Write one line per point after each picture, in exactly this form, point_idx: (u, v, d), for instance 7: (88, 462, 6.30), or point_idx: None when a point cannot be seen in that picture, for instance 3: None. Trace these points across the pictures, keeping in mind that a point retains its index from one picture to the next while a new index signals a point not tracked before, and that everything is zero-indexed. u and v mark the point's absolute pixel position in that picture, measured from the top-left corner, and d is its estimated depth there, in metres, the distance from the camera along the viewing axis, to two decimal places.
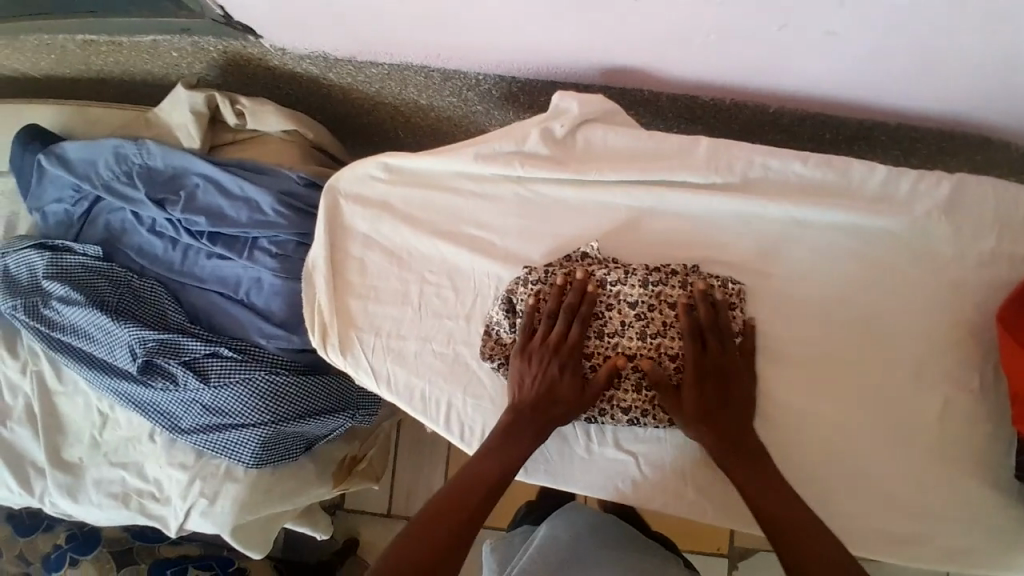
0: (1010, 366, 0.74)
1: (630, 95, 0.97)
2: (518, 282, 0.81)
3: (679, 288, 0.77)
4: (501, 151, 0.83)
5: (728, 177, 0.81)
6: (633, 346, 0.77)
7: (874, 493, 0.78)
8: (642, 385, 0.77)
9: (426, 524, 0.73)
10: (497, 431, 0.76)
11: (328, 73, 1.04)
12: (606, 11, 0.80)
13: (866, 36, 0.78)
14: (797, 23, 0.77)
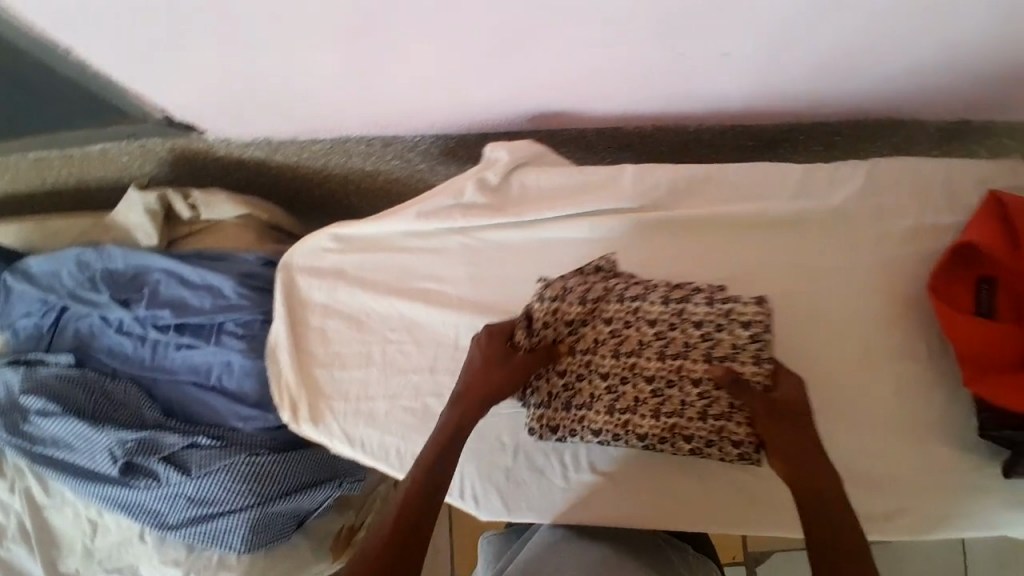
0: (949, 330, 0.77)
1: (558, 135, 1.01)
2: (536, 299, 0.78)
3: (704, 306, 0.76)
4: (441, 207, 0.86)
5: (656, 198, 0.86)
6: (652, 367, 0.76)
7: (848, 479, 0.79)
8: (662, 413, 0.76)
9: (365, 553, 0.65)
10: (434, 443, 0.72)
11: (274, 155, 1.08)
12: (515, 62, 0.85)
13: (758, 46, 0.84)
14: (692, 47, 0.83)
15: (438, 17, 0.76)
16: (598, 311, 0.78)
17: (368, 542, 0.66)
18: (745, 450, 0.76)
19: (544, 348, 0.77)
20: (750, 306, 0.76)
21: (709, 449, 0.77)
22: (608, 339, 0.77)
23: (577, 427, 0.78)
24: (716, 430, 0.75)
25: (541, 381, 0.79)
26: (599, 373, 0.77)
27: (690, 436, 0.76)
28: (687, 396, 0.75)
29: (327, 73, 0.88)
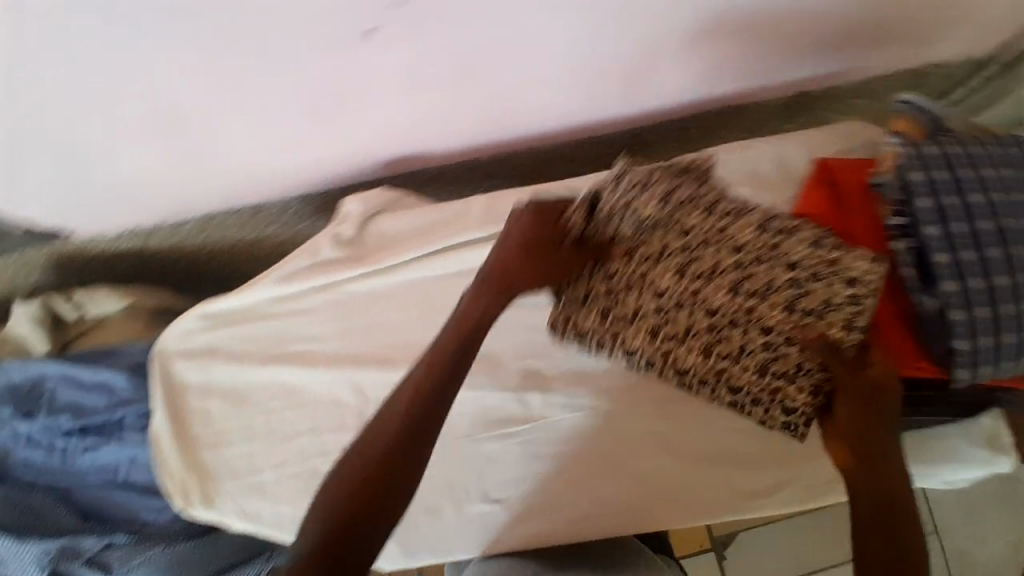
0: None
1: (417, 176, 1.02)
2: (607, 181, 0.71)
3: (806, 248, 0.71)
4: (298, 268, 0.88)
5: (506, 223, 0.88)
6: (721, 297, 0.74)
7: (725, 465, 0.84)
8: (712, 352, 0.76)
9: (371, 441, 0.64)
10: (452, 327, 0.69)
11: (150, 241, 1.07)
12: (349, 117, 0.88)
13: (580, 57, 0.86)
14: (512, 71, 0.86)
15: (249, 86, 0.78)
16: (679, 221, 0.72)
17: (360, 451, 0.64)
18: (796, 420, 0.77)
19: (596, 249, 0.73)
20: (864, 262, 0.70)
21: (750, 407, 0.79)
22: (679, 254, 0.73)
23: (608, 338, 0.78)
24: (772, 390, 0.76)
25: (577, 284, 0.74)
26: (658, 286, 0.74)
27: (738, 383, 0.77)
28: (749, 338, 0.74)
29: (166, 158, 0.88)
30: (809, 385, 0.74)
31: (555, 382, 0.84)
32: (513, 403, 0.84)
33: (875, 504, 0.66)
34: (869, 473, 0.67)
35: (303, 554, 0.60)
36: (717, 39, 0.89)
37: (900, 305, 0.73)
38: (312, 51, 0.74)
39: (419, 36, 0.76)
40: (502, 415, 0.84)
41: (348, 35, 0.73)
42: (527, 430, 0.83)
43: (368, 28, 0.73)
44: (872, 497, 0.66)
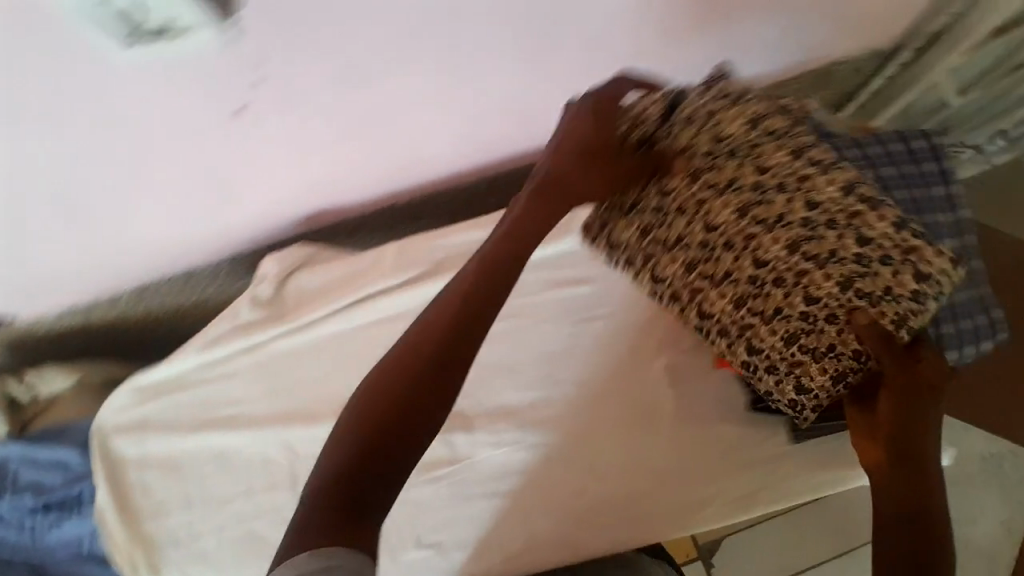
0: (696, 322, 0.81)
1: (337, 229, 1.03)
2: (713, 92, 0.69)
3: (881, 225, 0.67)
4: (221, 332, 0.89)
5: (418, 268, 0.89)
6: (775, 250, 0.71)
7: (654, 485, 0.83)
8: (745, 305, 0.75)
9: (413, 351, 0.55)
10: (505, 227, 0.62)
11: (91, 317, 1.09)
12: (251, 185, 0.87)
13: (476, 96, 0.86)
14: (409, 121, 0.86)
15: (145, 173, 0.79)
16: (803, 146, 0.68)
17: (398, 357, 0.55)
18: (811, 402, 0.77)
19: (662, 164, 0.70)
20: (941, 259, 0.68)
21: (766, 373, 0.78)
22: (749, 189, 0.70)
23: (642, 257, 0.78)
24: (792, 363, 0.76)
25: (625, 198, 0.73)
26: (712, 220, 0.72)
27: (761, 345, 0.76)
28: (790, 300, 0.72)
29: (80, 246, 0.90)
30: (835, 368, 0.74)
31: (478, 421, 0.85)
32: (440, 447, 0.84)
33: (897, 500, 0.69)
34: (892, 476, 0.70)
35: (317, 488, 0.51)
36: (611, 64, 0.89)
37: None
38: (190, 138, 0.75)
39: (293, 105, 0.75)
40: (431, 458, 0.84)
41: (219, 118, 0.73)
42: (455, 471, 0.84)
43: (237, 108, 0.72)
44: (896, 495, 0.69)
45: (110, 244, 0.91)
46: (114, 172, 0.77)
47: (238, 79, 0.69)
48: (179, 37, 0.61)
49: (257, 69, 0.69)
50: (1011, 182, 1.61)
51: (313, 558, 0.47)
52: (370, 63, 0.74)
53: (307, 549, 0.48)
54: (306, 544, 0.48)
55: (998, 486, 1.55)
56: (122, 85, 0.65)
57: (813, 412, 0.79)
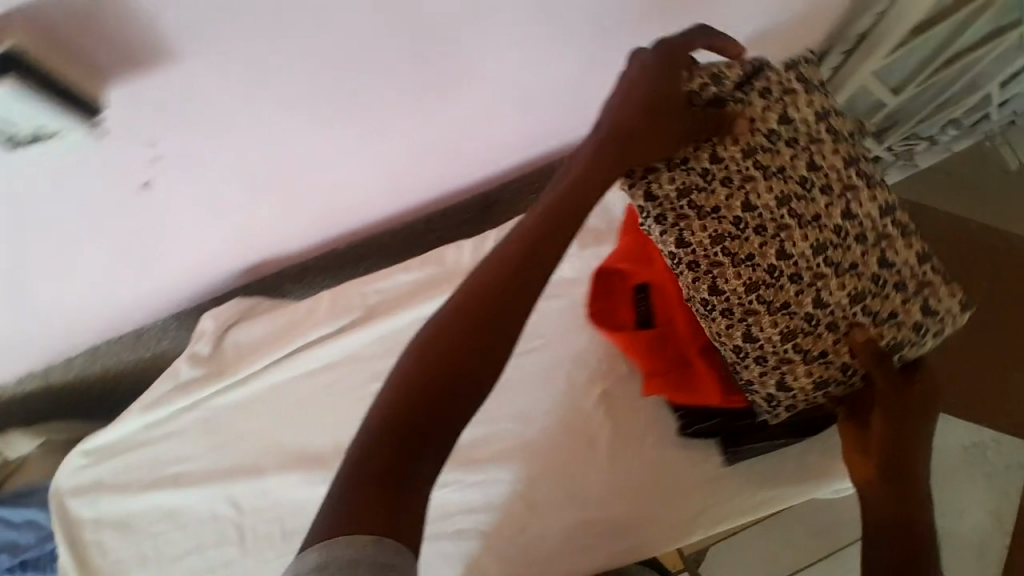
0: (629, 353, 0.79)
1: (280, 276, 1.03)
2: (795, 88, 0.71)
3: (906, 250, 0.67)
4: (162, 392, 0.90)
5: (351, 314, 0.90)
6: (802, 247, 0.66)
7: (596, 516, 0.82)
8: (755, 290, 0.67)
9: (478, 293, 0.53)
10: (569, 177, 0.60)
11: (51, 379, 1.11)
12: (180, 249, 0.87)
13: (398, 150, 0.88)
14: (336, 178, 0.88)
15: (69, 251, 0.79)
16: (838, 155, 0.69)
17: (466, 295, 0.53)
18: (786, 401, 0.71)
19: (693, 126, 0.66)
20: (953, 299, 0.68)
21: (753, 364, 0.69)
22: (794, 181, 0.67)
23: (671, 215, 0.68)
24: (782, 360, 0.68)
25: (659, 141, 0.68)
26: (752, 198, 0.67)
27: (760, 333, 0.67)
28: (802, 295, 0.66)
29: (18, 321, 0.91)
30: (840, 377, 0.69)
31: None
32: None
33: (879, 508, 0.66)
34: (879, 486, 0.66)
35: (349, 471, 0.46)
36: (530, 102, 0.90)
37: (700, 338, 0.74)
38: (104, 215, 0.74)
39: (199, 173, 0.74)
40: None
41: (124, 194, 0.72)
42: None
43: (142, 182, 0.71)
44: (880, 502, 0.66)
45: (46, 316, 0.92)
46: (35, 252, 0.76)
47: (136, 158, 0.68)
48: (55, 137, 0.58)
49: (154, 146, 0.68)
50: (970, 168, 1.61)
51: (343, 545, 0.43)
52: (274, 130, 0.73)
53: (335, 536, 0.44)
54: (333, 530, 0.44)
55: (982, 477, 1.51)
56: (13, 179, 0.63)
57: (785, 413, 0.72)
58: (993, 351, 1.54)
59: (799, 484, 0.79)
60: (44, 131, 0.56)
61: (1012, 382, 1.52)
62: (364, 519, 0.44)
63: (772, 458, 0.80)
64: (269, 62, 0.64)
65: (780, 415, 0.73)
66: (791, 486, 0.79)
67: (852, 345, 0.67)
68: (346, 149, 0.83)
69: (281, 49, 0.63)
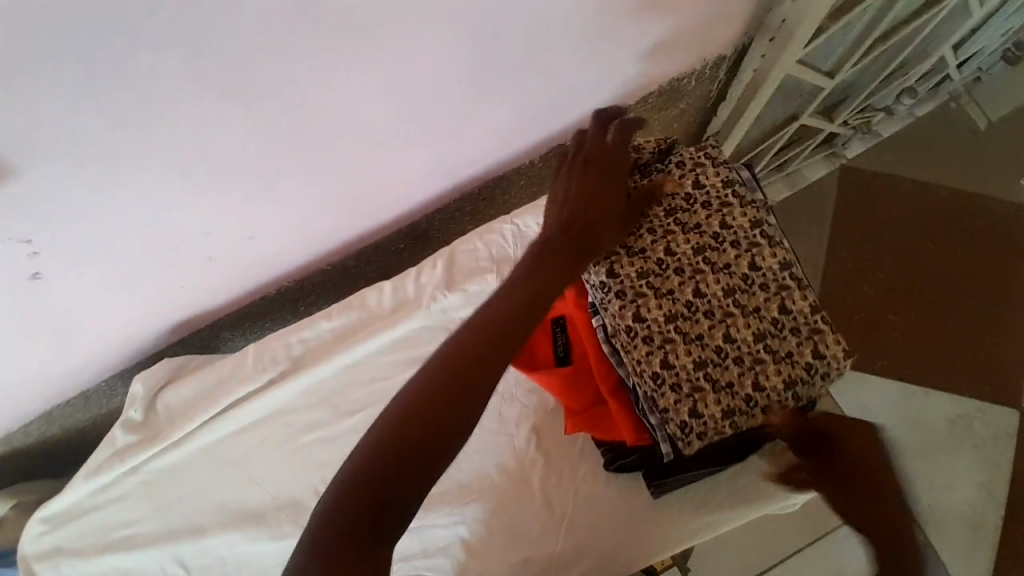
0: (564, 395, 0.77)
1: (218, 327, 1.03)
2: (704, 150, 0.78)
3: (802, 300, 0.71)
4: (102, 459, 0.92)
5: (277, 367, 0.89)
6: (714, 287, 0.72)
7: (532, 556, 0.79)
8: (674, 322, 0.72)
9: (476, 333, 0.51)
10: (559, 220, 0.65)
11: (10, 446, 1.10)
12: (97, 316, 0.87)
13: (307, 195, 0.85)
14: (254, 233, 0.87)
15: None
16: (751, 216, 0.74)
17: (459, 337, 0.51)
18: (699, 427, 0.70)
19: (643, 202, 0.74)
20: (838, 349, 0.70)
21: (668, 392, 0.70)
22: (709, 232, 0.74)
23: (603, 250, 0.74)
24: (694, 388, 0.70)
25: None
26: (673, 242, 0.74)
27: (676, 360, 0.71)
28: (714, 329, 0.71)
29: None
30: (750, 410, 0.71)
31: None
32: None
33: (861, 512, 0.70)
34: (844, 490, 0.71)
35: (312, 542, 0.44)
36: (436, 132, 0.85)
37: (611, 378, 0.75)
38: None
39: (85, 259, 0.76)
40: None
41: (10, 280, 0.73)
42: None
43: (31, 273, 0.73)
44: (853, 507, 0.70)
45: None
46: None
47: (13, 256, 0.70)
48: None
49: (23, 233, 0.68)
50: (939, 133, 1.50)
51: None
52: (152, 208, 0.73)
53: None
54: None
55: (971, 449, 1.35)
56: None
57: (697, 440, 0.70)
58: (973, 319, 1.42)
59: (735, 507, 0.78)
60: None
61: (996, 349, 1.40)
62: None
63: (706, 483, 0.78)
64: (120, 147, 0.64)
65: (693, 444, 0.70)
66: (726, 511, 0.78)
67: (754, 376, 0.70)
68: (236, 209, 0.80)
69: (127, 125, 0.61)
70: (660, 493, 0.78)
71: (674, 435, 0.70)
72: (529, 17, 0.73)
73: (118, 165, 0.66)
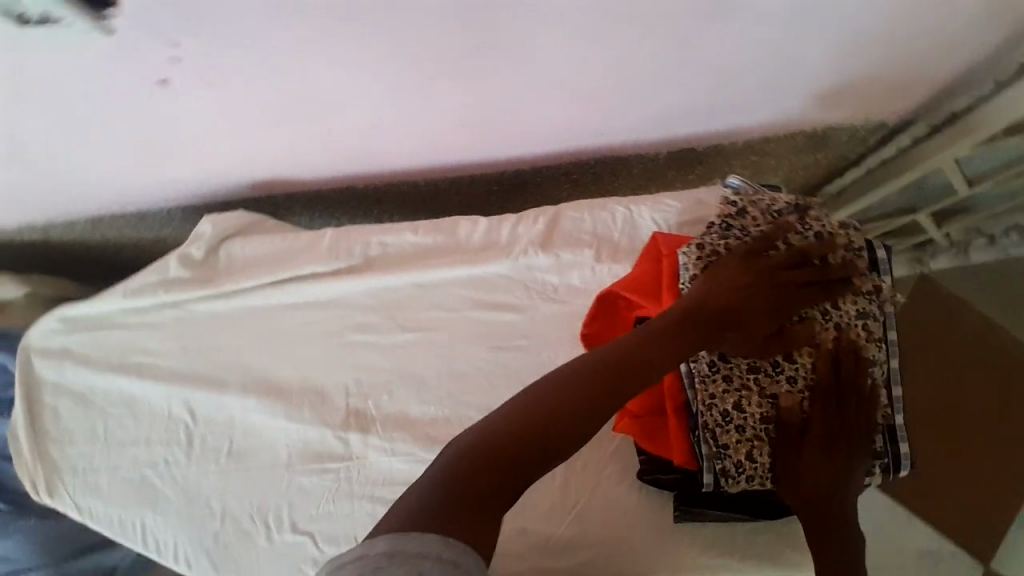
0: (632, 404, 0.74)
1: (294, 197, 1.01)
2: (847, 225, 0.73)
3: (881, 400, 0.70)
4: (146, 283, 0.90)
5: (350, 259, 0.88)
6: (806, 357, 0.69)
7: (532, 530, 0.78)
8: (756, 373, 0.70)
9: (597, 375, 0.60)
10: (703, 288, 0.68)
11: (48, 234, 1.09)
12: (185, 146, 0.86)
13: (446, 106, 0.83)
14: (382, 122, 0.85)
15: (77, 116, 0.77)
16: (863, 303, 0.70)
17: (578, 372, 0.60)
18: (750, 470, 0.69)
19: (787, 276, 0.68)
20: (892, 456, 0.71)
21: (732, 430, 0.70)
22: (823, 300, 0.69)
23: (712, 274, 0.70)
24: (756, 435, 0.70)
25: (730, 232, 0.73)
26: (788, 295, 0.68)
27: (747, 406, 0.70)
28: (792, 396, 0.69)
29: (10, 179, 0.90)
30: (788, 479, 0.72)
31: (375, 424, 0.84)
32: (334, 441, 0.84)
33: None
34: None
35: (429, 489, 0.52)
36: (594, 92, 0.83)
37: (679, 397, 0.73)
38: (115, 90, 0.72)
39: (215, 85, 0.73)
40: (322, 450, 0.84)
41: (138, 79, 0.71)
42: (343, 466, 0.83)
43: (158, 79, 0.71)
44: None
45: (48, 176, 0.91)
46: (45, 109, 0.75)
47: (153, 54, 0.67)
48: (63, 23, 0.60)
49: (166, 40, 0.65)
50: None
51: (412, 538, 0.48)
52: (299, 59, 0.70)
53: (404, 529, 0.48)
54: (404, 524, 0.49)
55: None
56: (28, 53, 0.65)
57: (744, 482, 0.69)
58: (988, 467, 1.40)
59: (745, 561, 0.76)
60: (52, 13, 0.58)
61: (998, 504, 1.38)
62: (439, 523, 0.49)
63: (725, 527, 0.77)
64: None
65: (738, 485, 0.70)
66: (735, 561, 0.76)
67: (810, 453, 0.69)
68: (372, 87, 0.77)
69: None
70: (681, 517, 0.76)
71: (724, 471, 0.70)
72: (743, 7, 0.70)
73: (301, 4, 0.62)
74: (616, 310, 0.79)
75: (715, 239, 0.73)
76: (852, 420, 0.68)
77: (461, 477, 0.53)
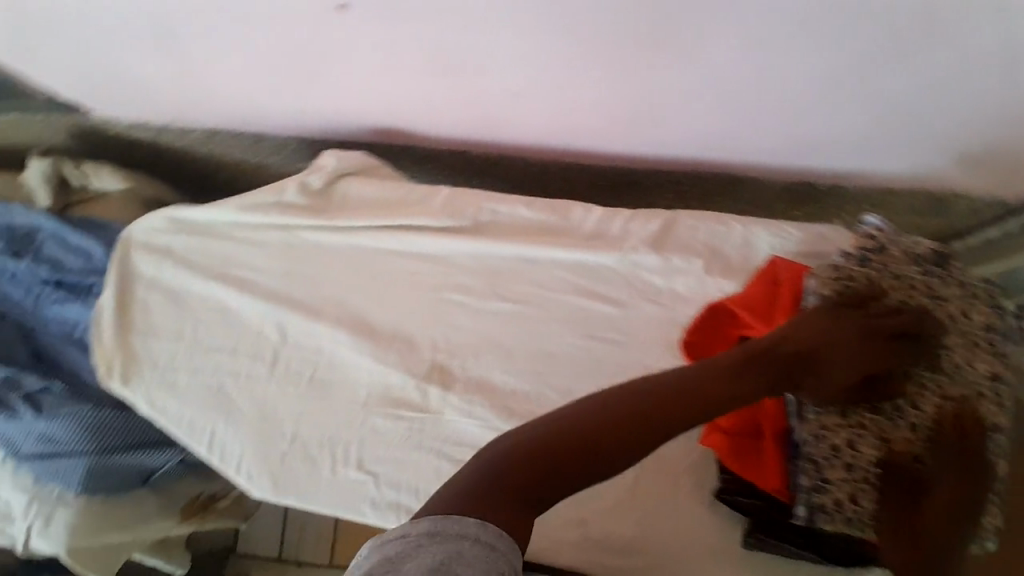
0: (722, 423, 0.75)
1: (408, 152, 1.02)
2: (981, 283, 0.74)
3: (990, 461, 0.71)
4: (264, 202, 0.92)
5: (461, 221, 0.90)
6: (928, 407, 0.71)
7: (593, 527, 0.80)
8: (873, 414, 0.71)
9: (662, 402, 0.60)
10: (833, 319, 0.70)
11: (160, 137, 1.11)
12: (330, 74, 0.91)
13: (588, 87, 0.85)
14: (524, 89, 0.87)
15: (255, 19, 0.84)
16: (987, 364, 0.72)
17: (646, 393, 0.60)
18: (849, 511, 0.71)
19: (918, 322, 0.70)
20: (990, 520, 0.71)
21: (839, 466, 0.71)
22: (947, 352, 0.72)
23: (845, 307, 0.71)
24: (863, 475, 0.71)
25: (868, 267, 0.75)
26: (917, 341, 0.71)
27: (860, 445, 0.71)
28: (906, 443, 0.71)
29: (164, 66, 0.95)
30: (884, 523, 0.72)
31: (457, 383, 0.85)
32: (414, 390, 0.86)
33: None
34: None
35: (483, 478, 0.53)
36: (735, 103, 0.84)
37: (778, 423, 0.74)
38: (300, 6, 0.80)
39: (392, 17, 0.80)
40: (401, 397, 0.86)
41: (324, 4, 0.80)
42: (418, 417, 0.85)
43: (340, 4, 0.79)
44: None
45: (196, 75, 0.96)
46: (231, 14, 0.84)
47: None
48: None
49: None
50: None
51: (453, 521, 0.48)
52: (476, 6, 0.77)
53: (445, 512, 0.49)
54: (446, 507, 0.49)
55: None
56: None
57: (840, 521, 0.71)
58: None
59: None
60: None
61: None
62: (483, 509, 0.50)
63: (788, 559, 0.77)
64: None
65: (831, 522, 0.72)
66: None
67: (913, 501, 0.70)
68: (528, 49, 0.81)
69: None
70: (749, 543, 0.76)
71: (822, 505, 0.71)
72: (904, 42, 0.74)
73: None
74: (723, 327, 0.79)
75: (851, 272, 0.74)
76: (959, 475, 0.69)
77: (512, 474, 0.53)
